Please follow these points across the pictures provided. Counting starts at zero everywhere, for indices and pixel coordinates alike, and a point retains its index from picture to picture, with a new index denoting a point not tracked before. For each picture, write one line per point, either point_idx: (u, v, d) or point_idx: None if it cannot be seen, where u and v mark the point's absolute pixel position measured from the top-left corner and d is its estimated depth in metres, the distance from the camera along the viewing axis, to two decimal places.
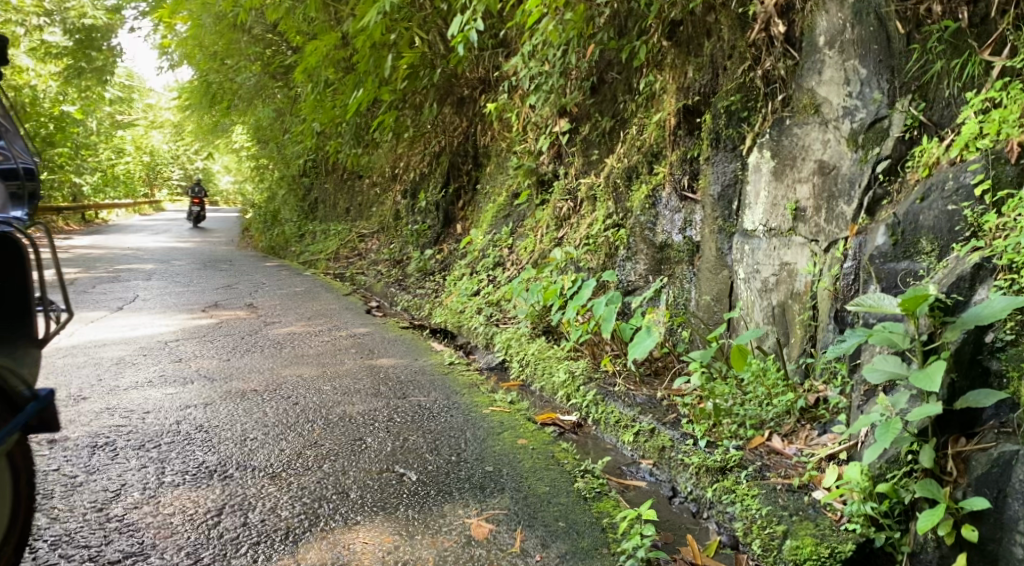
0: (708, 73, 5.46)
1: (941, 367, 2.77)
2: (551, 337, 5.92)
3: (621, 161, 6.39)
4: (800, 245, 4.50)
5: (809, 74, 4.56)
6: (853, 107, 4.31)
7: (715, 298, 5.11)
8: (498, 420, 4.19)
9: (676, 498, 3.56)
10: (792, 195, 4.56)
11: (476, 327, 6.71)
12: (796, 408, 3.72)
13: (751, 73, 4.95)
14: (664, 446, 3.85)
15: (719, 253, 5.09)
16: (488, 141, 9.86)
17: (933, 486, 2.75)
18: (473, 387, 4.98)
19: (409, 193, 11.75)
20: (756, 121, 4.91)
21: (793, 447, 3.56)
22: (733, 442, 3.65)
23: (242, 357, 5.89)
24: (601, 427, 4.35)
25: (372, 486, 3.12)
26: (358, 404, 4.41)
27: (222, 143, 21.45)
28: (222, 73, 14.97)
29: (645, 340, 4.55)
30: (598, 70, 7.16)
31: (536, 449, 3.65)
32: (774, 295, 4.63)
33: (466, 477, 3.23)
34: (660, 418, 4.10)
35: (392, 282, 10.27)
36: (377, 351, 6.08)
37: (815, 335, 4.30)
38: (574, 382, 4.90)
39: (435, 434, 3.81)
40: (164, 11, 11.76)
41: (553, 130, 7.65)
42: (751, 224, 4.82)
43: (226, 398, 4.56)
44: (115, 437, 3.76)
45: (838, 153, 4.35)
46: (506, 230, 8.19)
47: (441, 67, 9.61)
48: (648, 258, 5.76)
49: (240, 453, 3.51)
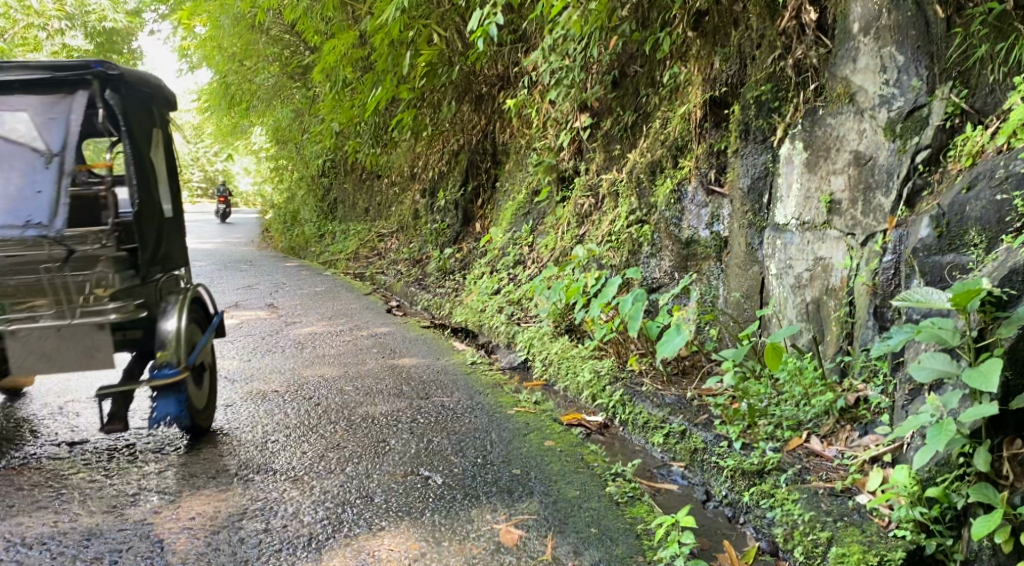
0: (735, 63, 5.32)
1: (996, 366, 2.62)
2: (574, 336, 5.81)
3: (644, 155, 6.26)
4: (835, 239, 4.35)
5: (843, 62, 4.39)
6: (890, 95, 4.14)
7: (745, 295, 4.97)
8: (522, 420, 4.08)
9: (710, 502, 3.44)
10: (827, 187, 4.40)
11: (498, 326, 6.62)
12: (836, 408, 3.54)
13: (782, 63, 4.80)
14: (696, 448, 3.73)
15: (749, 248, 4.95)
16: (508, 139, 9.77)
17: (989, 490, 2.60)
18: (496, 387, 4.88)
19: (428, 192, 11.67)
20: (788, 111, 4.76)
21: (833, 449, 3.39)
22: (770, 444, 3.51)
23: (263, 357, 5.84)
24: (629, 428, 4.24)
25: (397, 489, 3.02)
26: (381, 405, 4.32)
27: (241, 144, 21.53)
28: (241, 75, 14.83)
29: (675, 338, 4.37)
30: (620, 64, 7.04)
31: (565, 450, 3.52)
32: (809, 292, 4.47)
33: (493, 480, 3.11)
34: (691, 419, 3.97)
35: (412, 281, 10.21)
36: (398, 351, 6.00)
37: (852, 332, 4.17)
38: (599, 382, 4.79)
39: (460, 435, 3.70)
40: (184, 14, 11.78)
41: (574, 125, 7.54)
42: (783, 218, 4.67)
43: (248, 400, 4.50)
44: (136, 440, 3.69)
45: (875, 143, 4.19)
46: (526, 227, 8.09)
47: (460, 65, 9.52)
48: (673, 255, 5.64)
49: (262, 457, 3.43)
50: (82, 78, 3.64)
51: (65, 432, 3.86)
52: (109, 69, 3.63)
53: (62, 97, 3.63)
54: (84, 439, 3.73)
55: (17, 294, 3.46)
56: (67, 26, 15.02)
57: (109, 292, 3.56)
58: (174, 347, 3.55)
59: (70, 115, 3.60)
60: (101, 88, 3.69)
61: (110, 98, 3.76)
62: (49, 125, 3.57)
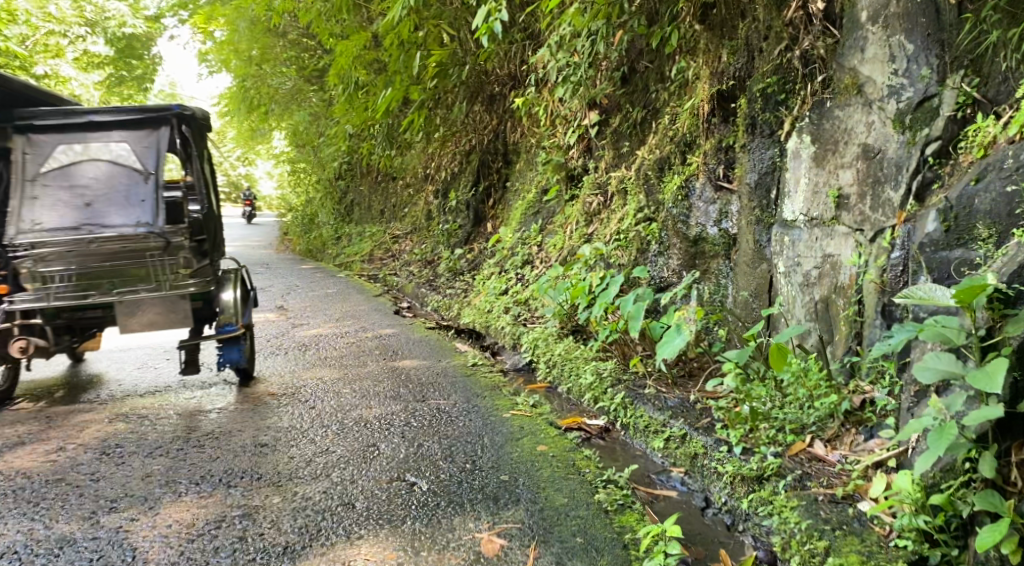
0: (743, 56, 5.17)
1: (1002, 365, 2.49)
2: (579, 337, 5.69)
3: (652, 152, 6.12)
4: (843, 235, 4.19)
5: (851, 52, 4.24)
6: (899, 85, 3.98)
7: (753, 294, 4.81)
8: (518, 424, 3.98)
9: (709, 510, 3.30)
10: (835, 181, 4.25)
11: (504, 327, 6.52)
12: (840, 411, 3.42)
13: (788, 54, 4.64)
14: (695, 453, 3.60)
15: (757, 245, 4.80)
16: (518, 138, 9.65)
17: (995, 498, 2.45)
18: (495, 390, 4.78)
19: (441, 193, 11.60)
20: (795, 104, 4.61)
21: (836, 454, 3.27)
22: (771, 449, 3.36)
23: (265, 360, 5.79)
24: (630, 432, 4.11)
25: (380, 496, 2.94)
26: (376, 408, 4.24)
27: (261, 148, 21.65)
28: (260, 78, 14.61)
29: (676, 339, 4.25)
30: (629, 60, 6.92)
31: (557, 456, 3.41)
32: (817, 290, 4.32)
33: (480, 486, 3.03)
34: (692, 423, 3.84)
35: (423, 282, 10.14)
36: (401, 353, 5.92)
37: (861, 331, 4.02)
38: (601, 384, 4.67)
39: (452, 440, 3.61)
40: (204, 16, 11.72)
41: (582, 123, 7.42)
42: (791, 214, 4.51)
43: (243, 403, 4.44)
44: (124, 444, 3.65)
45: (883, 135, 4.04)
46: (535, 227, 7.97)
47: (470, 64, 9.43)
48: (681, 253, 5.50)
49: (249, 461, 3.37)
50: (165, 118, 4.81)
51: (56, 436, 3.84)
52: (186, 111, 4.81)
53: (150, 132, 4.80)
54: (74, 443, 3.70)
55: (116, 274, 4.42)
56: (87, 32, 15.19)
57: (189, 271, 4.56)
58: (233, 311, 4.79)
59: (158, 147, 4.81)
60: (178, 124, 4.87)
61: (185, 131, 4.94)
62: (142, 152, 4.76)
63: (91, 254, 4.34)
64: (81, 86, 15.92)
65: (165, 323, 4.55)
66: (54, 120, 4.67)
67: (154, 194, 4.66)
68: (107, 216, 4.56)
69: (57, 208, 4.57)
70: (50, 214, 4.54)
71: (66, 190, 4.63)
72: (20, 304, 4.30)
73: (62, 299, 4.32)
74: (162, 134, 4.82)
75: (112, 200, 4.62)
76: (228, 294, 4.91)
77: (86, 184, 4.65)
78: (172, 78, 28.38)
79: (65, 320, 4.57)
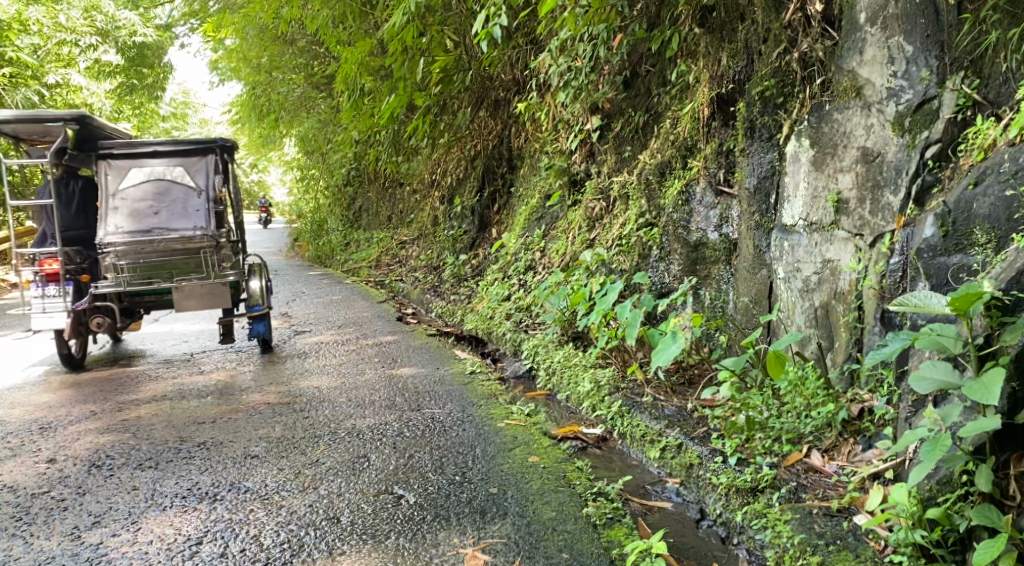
0: (743, 59, 5.11)
1: (999, 375, 2.42)
2: (580, 344, 5.64)
3: (653, 156, 6.06)
4: (843, 240, 4.12)
5: (849, 54, 4.17)
6: (899, 87, 3.90)
7: (753, 300, 4.73)
8: (511, 434, 3.94)
9: (704, 522, 3.23)
10: (834, 185, 4.18)
11: (505, 333, 6.47)
12: (837, 421, 3.34)
13: (787, 56, 4.57)
14: (690, 463, 3.54)
15: (757, 250, 4.73)
16: (523, 143, 9.60)
17: (992, 512, 2.38)
18: (492, 398, 4.72)
19: (447, 199, 11.57)
20: (794, 107, 4.54)
21: (833, 465, 3.19)
22: (767, 459, 3.31)
23: (264, 368, 5.76)
24: (626, 441, 4.04)
25: (367, 510, 2.96)
26: (370, 418, 4.21)
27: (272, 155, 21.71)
28: (269, 85, 14.78)
29: (670, 347, 4.18)
30: (631, 64, 6.87)
31: (548, 467, 3.37)
32: (817, 296, 4.24)
33: (468, 500, 3.02)
34: (688, 432, 3.77)
35: (428, 289, 10.12)
36: (400, 360, 5.88)
37: (861, 338, 3.94)
38: (599, 392, 4.61)
39: (443, 451, 3.58)
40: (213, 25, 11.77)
41: (584, 128, 7.36)
42: (790, 219, 4.44)
43: (237, 412, 4.41)
44: (114, 455, 3.66)
45: (883, 138, 3.96)
46: (538, 232, 7.91)
47: (474, 70, 9.39)
48: (682, 258, 5.42)
49: (236, 474, 3.36)
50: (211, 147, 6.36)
51: (49, 448, 3.85)
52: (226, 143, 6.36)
53: (200, 159, 6.37)
54: (65, 455, 3.72)
55: (168, 268, 5.91)
56: (98, 42, 15.24)
57: (230, 264, 6.05)
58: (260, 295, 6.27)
59: (206, 169, 6.37)
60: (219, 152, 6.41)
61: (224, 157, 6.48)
62: (195, 171, 6.32)
63: (153, 250, 5.83)
64: (92, 95, 16.11)
65: (206, 303, 5.94)
66: (129, 151, 6.20)
67: (206, 205, 6.22)
68: (168, 222, 6.07)
69: (129, 216, 6.04)
70: (127, 220, 6.02)
71: (137, 203, 6.11)
72: (102, 289, 5.81)
73: (132, 286, 5.83)
74: (209, 160, 6.37)
75: (171, 209, 6.13)
76: (255, 283, 6.39)
77: (152, 197, 6.14)
78: (183, 87, 28.56)
79: (127, 304, 6.06)
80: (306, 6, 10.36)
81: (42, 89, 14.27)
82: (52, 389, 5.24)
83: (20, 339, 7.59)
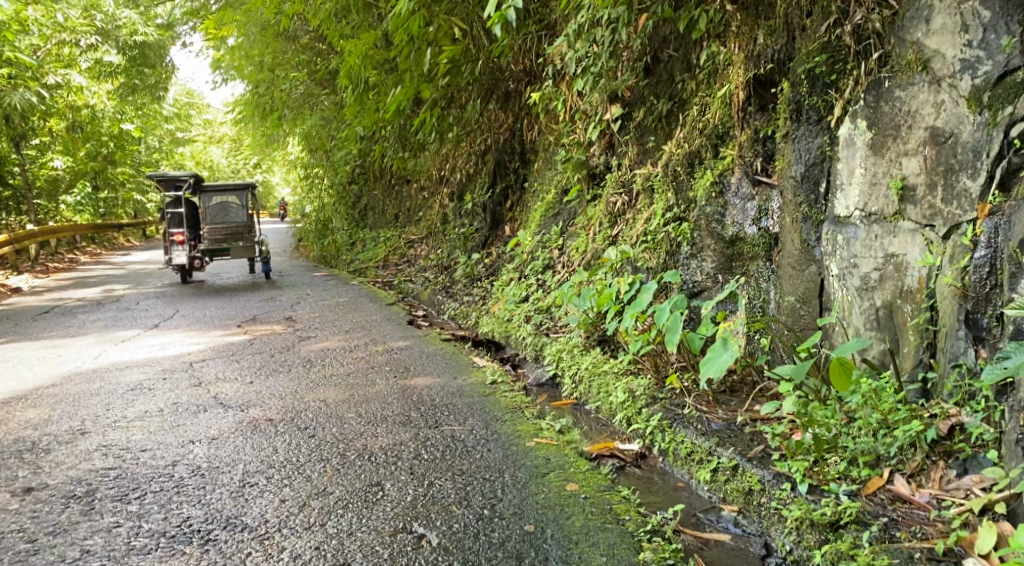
0: (782, 36, 4.58)
1: None
2: (607, 348, 5.20)
3: (680, 146, 5.58)
4: (909, 232, 3.62)
5: (913, 24, 3.62)
6: (974, 59, 3.36)
7: (801, 300, 4.21)
8: (542, 455, 3.53)
9: (771, 559, 2.82)
10: (897, 170, 3.67)
11: (524, 337, 6.01)
12: (924, 441, 2.92)
13: (838, 30, 3.97)
14: (750, 488, 3.12)
15: (804, 245, 4.21)
16: (536, 136, 9.09)
17: None
18: (517, 412, 4.28)
19: (457, 196, 11.10)
20: (846, 85, 3.96)
21: (924, 493, 2.80)
22: (845, 487, 2.90)
23: (267, 379, 5.33)
24: (670, 459, 3.60)
25: (383, 556, 2.62)
26: (382, 437, 3.78)
27: (279, 154, 21.27)
28: (271, 83, 14.54)
29: (721, 355, 3.78)
30: (653, 48, 6.36)
31: (592, 500, 3.05)
32: (878, 294, 3.75)
33: (500, 541, 2.71)
34: (744, 452, 3.32)
35: (440, 289, 9.67)
36: (413, 370, 5.45)
37: (934, 342, 3.48)
38: (634, 403, 4.15)
39: (468, 477, 3.20)
40: (213, 21, 11.42)
41: (604, 117, 6.87)
42: (845, 210, 3.92)
43: (237, 431, 3.97)
44: (97, 484, 3.24)
45: (956, 116, 3.43)
46: (556, 229, 7.45)
47: (483, 60, 8.92)
48: (716, 255, 4.97)
49: (234, 506, 2.96)
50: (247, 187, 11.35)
51: (26, 476, 3.41)
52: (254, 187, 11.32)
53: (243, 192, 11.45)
54: (43, 484, 3.29)
55: (226, 239, 11.38)
56: (98, 42, 14.71)
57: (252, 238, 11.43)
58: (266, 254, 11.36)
59: (247, 196, 11.58)
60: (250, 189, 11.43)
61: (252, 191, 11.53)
62: (243, 198, 11.46)
63: (217, 231, 11.22)
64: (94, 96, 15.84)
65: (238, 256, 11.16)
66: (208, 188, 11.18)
67: (247, 215, 11.53)
68: (233, 224, 11.42)
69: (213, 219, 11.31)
70: (212, 218, 11.51)
71: (216, 211, 11.52)
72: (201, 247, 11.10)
73: (211, 245, 11.24)
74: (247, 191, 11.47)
75: (233, 215, 11.47)
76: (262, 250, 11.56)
77: (224, 210, 11.34)
78: (186, 86, 28.15)
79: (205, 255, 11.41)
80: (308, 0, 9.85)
81: (43, 89, 13.98)
82: (39, 403, 4.83)
83: (16, 348, 7.22)
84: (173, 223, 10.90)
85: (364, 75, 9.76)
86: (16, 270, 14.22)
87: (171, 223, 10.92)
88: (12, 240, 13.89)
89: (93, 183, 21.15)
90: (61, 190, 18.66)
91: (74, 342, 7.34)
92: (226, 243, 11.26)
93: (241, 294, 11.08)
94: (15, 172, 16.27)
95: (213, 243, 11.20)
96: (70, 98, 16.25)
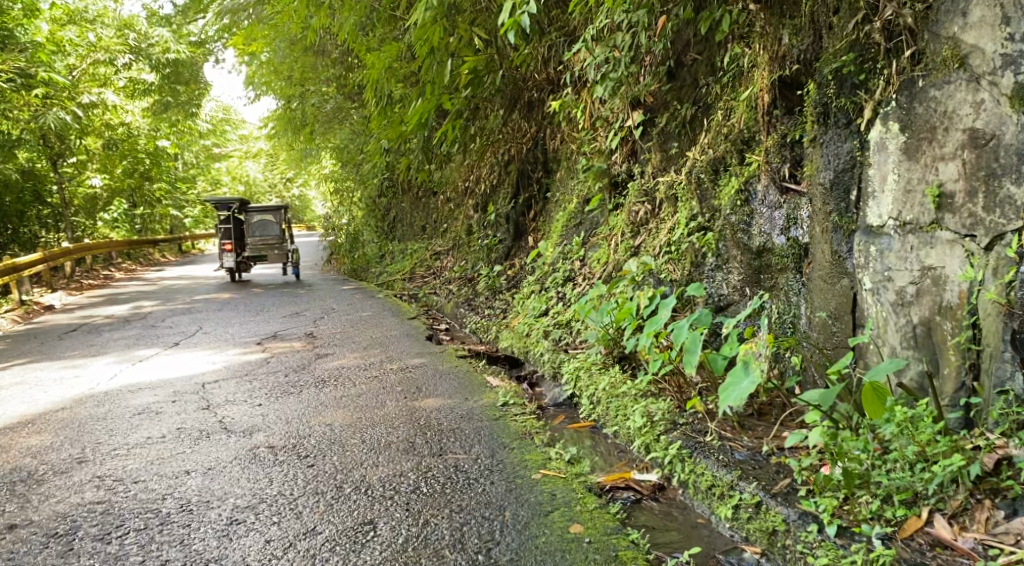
0: (809, 35, 4.29)
1: None
2: (627, 366, 4.95)
3: (704, 153, 5.31)
4: (947, 243, 3.31)
5: (948, 18, 3.31)
6: (1018, 53, 3.05)
7: (832, 315, 3.89)
8: (547, 491, 3.32)
9: None
10: (933, 176, 3.36)
11: (542, 353, 5.79)
12: (967, 477, 2.65)
13: (867, 26, 3.67)
14: (774, 529, 2.88)
15: (834, 256, 3.89)
16: (558, 145, 8.90)
17: None
18: (525, 439, 4.05)
19: (481, 207, 10.93)
20: (877, 86, 3.64)
21: (969, 539, 2.54)
22: (879, 529, 2.65)
23: (277, 401, 5.18)
24: (690, 492, 3.35)
25: None
26: (382, 466, 3.58)
27: (312, 167, 21.37)
28: (303, 98, 14.58)
29: (742, 381, 3.52)
30: (675, 53, 6.08)
31: (597, 547, 2.83)
32: (914, 311, 3.45)
33: None
34: (768, 487, 3.06)
35: (463, 301, 9.50)
36: (426, 390, 5.26)
37: (978, 364, 3.19)
38: (653, 429, 3.87)
39: (466, 516, 3.02)
40: (239, 38, 11.43)
41: (625, 125, 6.63)
42: (877, 219, 3.62)
43: (235, 460, 3.82)
44: (80, 521, 3.11)
45: (997, 116, 3.14)
46: (578, 239, 7.22)
47: (505, 71, 8.75)
48: (743, 266, 4.69)
49: (216, 549, 2.82)
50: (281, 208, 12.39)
51: (12, 511, 3.29)
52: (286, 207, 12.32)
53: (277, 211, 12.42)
54: (28, 520, 3.17)
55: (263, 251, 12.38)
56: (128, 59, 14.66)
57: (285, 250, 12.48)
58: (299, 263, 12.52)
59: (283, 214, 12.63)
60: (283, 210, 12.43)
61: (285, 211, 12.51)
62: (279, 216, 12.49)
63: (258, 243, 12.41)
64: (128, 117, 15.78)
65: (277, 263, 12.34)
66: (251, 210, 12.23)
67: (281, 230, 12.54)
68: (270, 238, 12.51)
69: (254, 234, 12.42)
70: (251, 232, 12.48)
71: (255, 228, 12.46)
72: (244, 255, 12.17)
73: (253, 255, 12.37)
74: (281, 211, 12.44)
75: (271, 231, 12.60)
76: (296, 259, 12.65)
77: (263, 226, 12.44)
78: (221, 102, 28.59)
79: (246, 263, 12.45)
80: (333, 15, 9.74)
81: (79, 109, 13.99)
82: (44, 429, 4.75)
83: (37, 368, 7.24)
84: (222, 235, 12.15)
85: (387, 88, 9.67)
86: (51, 288, 14.40)
87: (223, 235, 12.04)
88: (47, 257, 14.07)
89: (129, 200, 21.46)
90: (99, 207, 19.25)
91: (93, 363, 7.29)
92: (264, 252, 12.36)
93: (265, 308, 11.12)
94: (54, 191, 16.51)
95: (254, 251, 12.29)
96: (106, 117, 16.46)
